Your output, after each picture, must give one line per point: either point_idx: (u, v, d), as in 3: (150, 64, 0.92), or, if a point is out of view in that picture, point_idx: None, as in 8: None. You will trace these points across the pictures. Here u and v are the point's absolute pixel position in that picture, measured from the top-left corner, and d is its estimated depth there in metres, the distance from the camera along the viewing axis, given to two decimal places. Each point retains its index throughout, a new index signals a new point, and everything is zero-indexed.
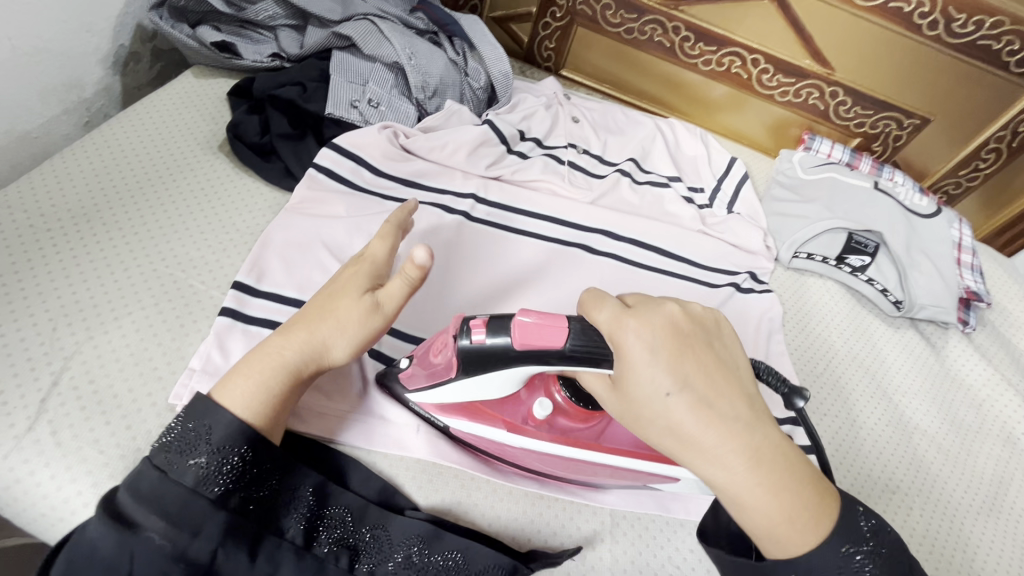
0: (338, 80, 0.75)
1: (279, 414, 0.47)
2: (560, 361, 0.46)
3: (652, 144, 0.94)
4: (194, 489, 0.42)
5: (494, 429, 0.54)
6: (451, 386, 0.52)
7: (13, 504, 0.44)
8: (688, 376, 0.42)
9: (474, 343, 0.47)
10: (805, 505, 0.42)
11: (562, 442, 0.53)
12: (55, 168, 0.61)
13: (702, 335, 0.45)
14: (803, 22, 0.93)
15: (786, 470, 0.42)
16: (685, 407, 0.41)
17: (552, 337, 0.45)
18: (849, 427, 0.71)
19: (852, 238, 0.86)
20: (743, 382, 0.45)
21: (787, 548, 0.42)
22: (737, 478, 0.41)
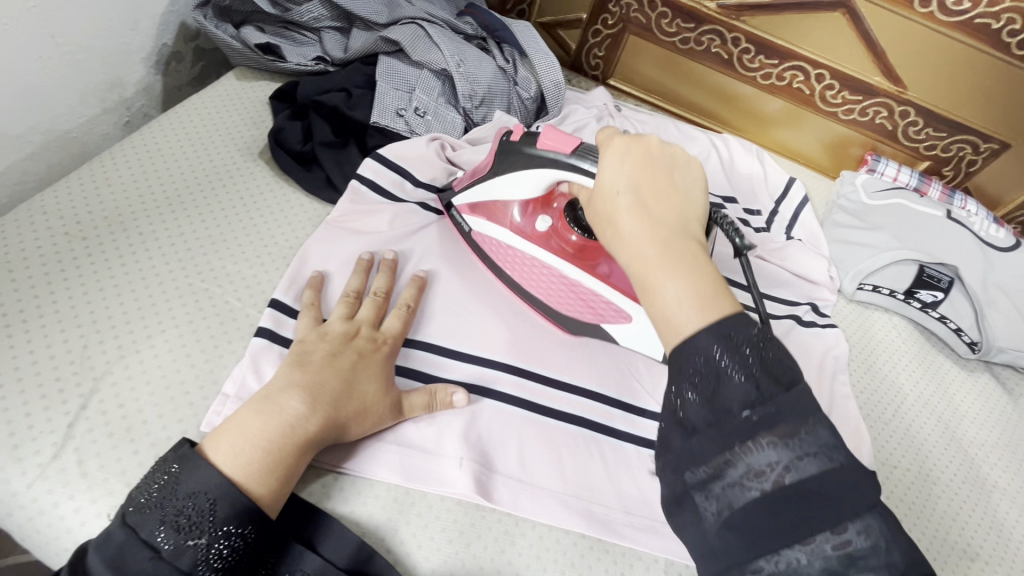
0: (386, 86, 0.72)
1: (284, 488, 0.43)
2: (562, 169, 0.54)
3: (705, 162, 0.89)
4: (189, 575, 0.39)
5: (501, 228, 0.64)
6: (480, 184, 0.63)
7: (35, 537, 0.42)
8: (642, 184, 0.46)
9: (510, 140, 0.59)
10: (708, 297, 0.40)
11: (551, 254, 0.62)
12: (94, 172, 0.59)
13: (672, 167, 0.48)
14: (875, 36, 0.87)
15: (703, 276, 0.42)
16: (623, 203, 0.45)
17: (561, 144, 0.54)
18: (921, 481, 0.65)
19: (924, 271, 0.80)
20: (693, 210, 0.46)
21: (681, 330, 0.40)
22: (647, 258, 0.42)
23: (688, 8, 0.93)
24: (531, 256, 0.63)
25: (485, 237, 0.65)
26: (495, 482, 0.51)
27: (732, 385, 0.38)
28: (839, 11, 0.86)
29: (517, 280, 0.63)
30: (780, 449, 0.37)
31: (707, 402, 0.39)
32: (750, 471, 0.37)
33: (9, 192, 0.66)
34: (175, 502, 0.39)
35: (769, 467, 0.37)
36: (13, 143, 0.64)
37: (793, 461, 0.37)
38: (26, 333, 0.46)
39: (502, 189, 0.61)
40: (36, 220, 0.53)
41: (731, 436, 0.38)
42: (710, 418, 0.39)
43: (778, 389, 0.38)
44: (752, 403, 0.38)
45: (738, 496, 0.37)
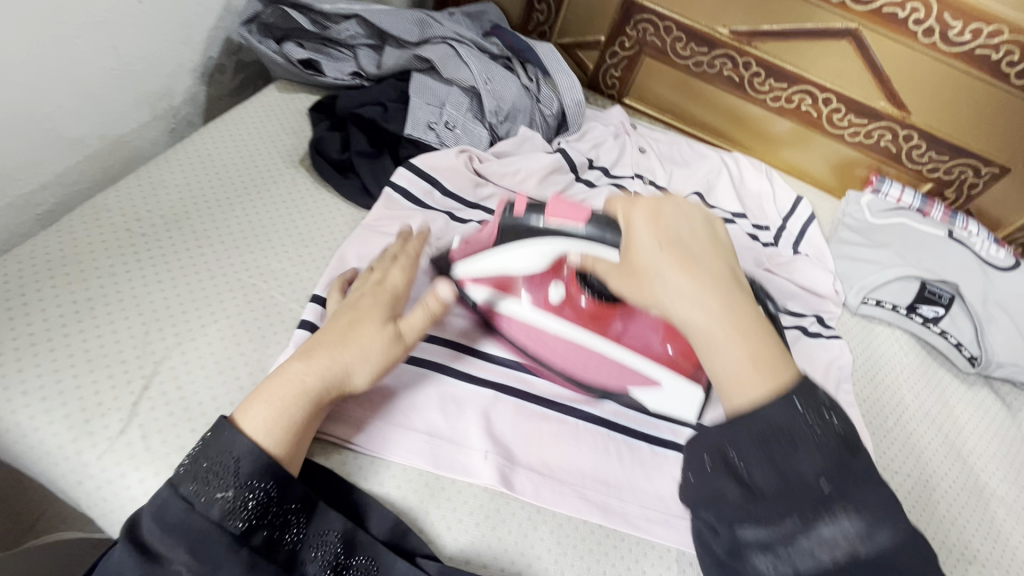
0: (418, 101, 0.77)
1: (299, 445, 0.47)
2: (579, 241, 0.54)
3: (717, 179, 0.93)
4: (219, 524, 0.42)
5: (509, 298, 0.60)
6: (485, 255, 0.59)
7: (101, 506, 0.45)
8: (681, 244, 0.46)
9: (515, 216, 0.58)
10: (769, 357, 0.44)
11: (566, 324, 0.59)
12: (150, 174, 0.64)
13: (697, 216, 0.49)
14: (880, 64, 0.91)
15: (759, 337, 0.44)
16: (671, 260, 0.45)
17: (574, 214, 0.55)
18: (920, 485, 0.68)
19: (926, 288, 0.83)
20: (729, 257, 0.49)
21: (751, 392, 0.42)
22: (712, 320, 0.44)
23: (702, 33, 0.98)
24: (545, 329, 0.60)
25: (492, 309, 0.61)
26: (516, 474, 0.55)
27: (805, 452, 0.40)
28: (845, 39, 0.91)
29: (533, 351, 0.61)
30: (856, 522, 0.39)
31: (779, 472, 0.40)
32: (821, 542, 0.38)
33: (66, 191, 0.71)
34: (203, 458, 0.43)
35: (842, 539, 0.38)
36: (74, 146, 0.69)
37: (868, 531, 0.38)
38: (93, 318, 0.51)
39: (509, 260, 0.58)
40: (101, 217, 0.58)
41: (804, 507, 0.39)
42: (779, 485, 0.40)
43: (847, 455, 0.41)
44: (829, 475, 0.40)
45: (804, 561, 0.39)
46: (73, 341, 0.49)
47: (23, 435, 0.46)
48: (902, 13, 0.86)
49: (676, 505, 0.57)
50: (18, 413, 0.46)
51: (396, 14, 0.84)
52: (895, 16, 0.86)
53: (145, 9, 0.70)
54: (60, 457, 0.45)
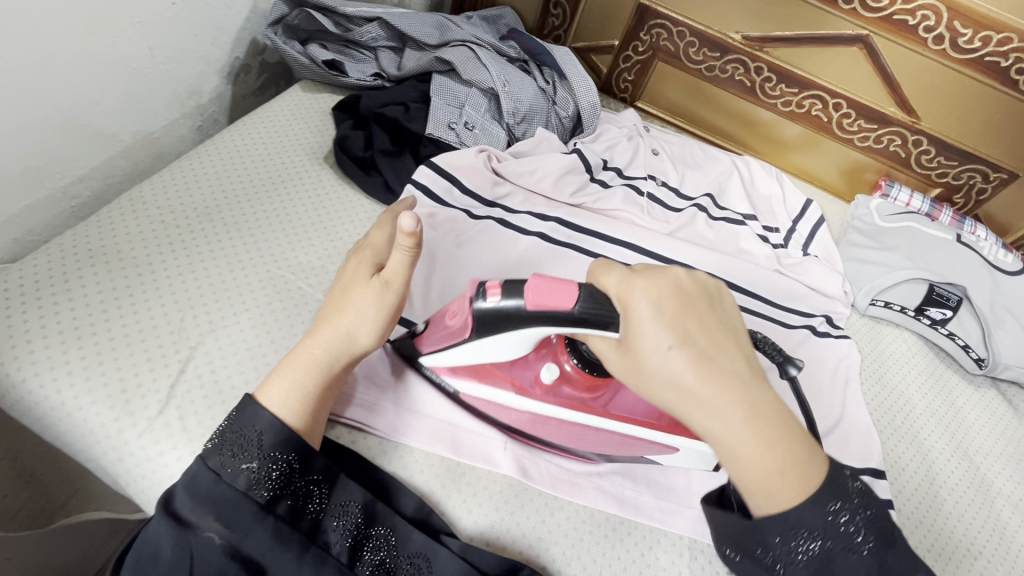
0: (439, 102, 0.79)
1: (318, 417, 0.49)
2: (571, 325, 0.48)
3: (728, 181, 0.94)
4: (246, 493, 0.44)
5: (495, 386, 0.56)
6: (462, 346, 0.53)
7: (140, 483, 0.48)
8: (688, 334, 0.44)
9: (487, 305, 0.49)
10: (796, 457, 0.43)
11: (563, 405, 0.55)
12: (183, 170, 0.66)
13: (705, 299, 0.47)
14: (890, 69, 0.93)
15: (782, 433, 0.43)
16: (687, 364, 0.43)
17: (561, 298, 0.47)
18: (927, 483, 0.69)
19: (934, 290, 0.84)
20: (742, 341, 0.48)
21: (777, 497, 0.43)
22: (734, 427, 0.43)
23: (714, 38, 1.00)
24: (544, 414, 0.56)
25: (482, 402, 0.57)
26: (539, 462, 0.58)
27: (845, 557, 0.43)
28: (856, 46, 0.92)
29: (531, 432, 0.57)
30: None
31: (816, 570, 0.43)
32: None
33: (99, 184, 0.73)
34: (230, 432, 0.45)
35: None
36: (108, 141, 0.72)
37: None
38: (132, 305, 0.53)
39: (487, 352, 0.54)
40: (138, 211, 0.60)
41: None
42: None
43: (884, 548, 0.44)
44: (867, 574, 0.43)
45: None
46: (113, 326, 0.51)
47: (67, 412, 0.48)
48: (913, 20, 0.87)
49: (689, 497, 0.58)
50: (62, 392, 0.48)
51: (417, 18, 0.86)
52: (905, 23, 0.88)
53: (178, 10, 0.72)
54: (103, 435, 0.47)
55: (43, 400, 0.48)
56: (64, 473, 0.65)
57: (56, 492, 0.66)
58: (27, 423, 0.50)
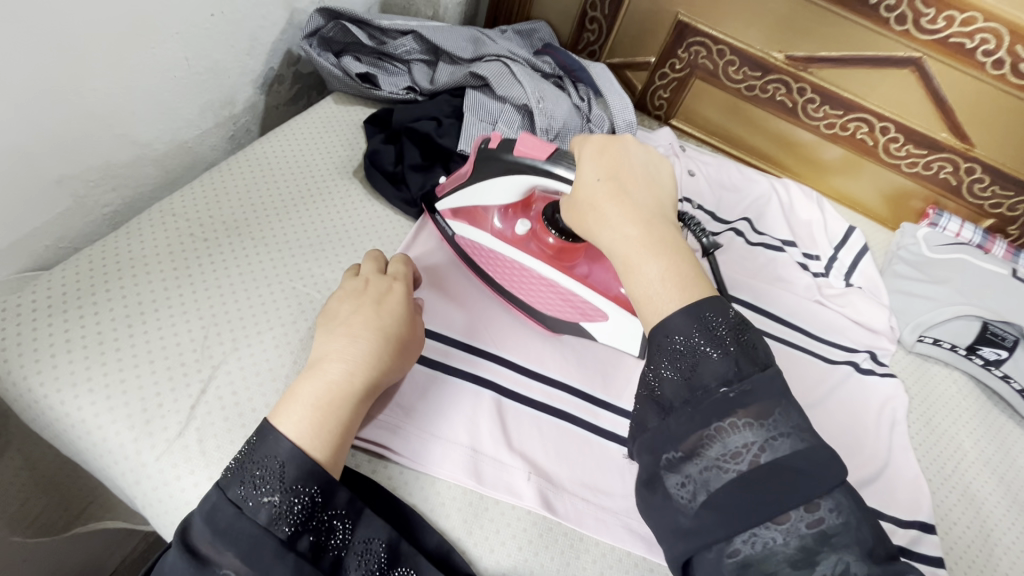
0: (472, 117, 0.77)
1: (340, 448, 0.46)
2: (536, 172, 0.57)
3: (766, 206, 0.91)
4: (266, 530, 0.42)
5: (481, 230, 0.67)
6: (465, 187, 0.66)
7: (157, 506, 0.46)
8: (616, 174, 0.52)
9: (489, 146, 0.62)
10: (682, 273, 0.46)
11: (531, 256, 0.66)
12: (214, 179, 0.66)
13: (642, 154, 0.54)
14: (944, 94, 0.88)
15: (676, 257, 0.47)
16: (603, 193, 0.50)
17: (539, 149, 0.58)
18: (981, 538, 0.65)
19: (988, 328, 0.79)
20: (664, 197, 0.52)
21: (661, 306, 0.45)
22: (631, 239, 0.48)
23: (756, 58, 0.96)
24: (512, 260, 0.66)
25: (466, 242, 0.68)
26: (562, 500, 0.54)
27: (706, 362, 0.43)
28: (908, 69, 0.88)
29: (495, 279, 0.67)
30: (755, 431, 0.40)
31: (684, 382, 0.43)
32: (727, 452, 0.40)
33: (130, 193, 0.73)
34: (247, 456, 0.43)
35: (745, 448, 0.40)
36: (142, 150, 0.72)
37: (769, 441, 0.39)
38: (156, 320, 0.52)
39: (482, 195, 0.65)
40: (166, 221, 0.60)
41: (707, 414, 0.41)
42: (685, 396, 0.43)
43: (751, 368, 0.42)
44: (727, 380, 0.42)
45: (715, 479, 0.40)
46: (137, 342, 0.51)
47: (86, 430, 0.47)
48: (970, 44, 0.83)
49: None
50: (83, 410, 0.47)
51: (452, 32, 0.85)
52: (962, 47, 0.84)
53: (216, 22, 0.72)
54: (122, 455, 0.46)
55: (63, 417, 0.47)
56: (80, 483, 0.64)
57: (70, 502, 0.65)
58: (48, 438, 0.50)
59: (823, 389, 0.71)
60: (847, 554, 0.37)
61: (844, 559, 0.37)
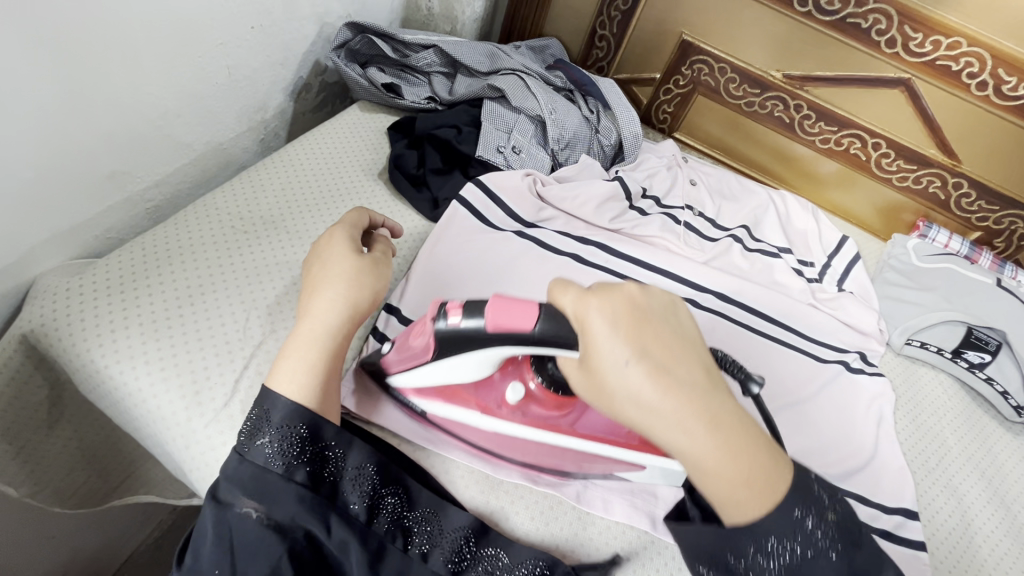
0: (490, 126, 0.83)
1: (324, 391, 0.50)
2: (533, 345, 0.46)
3: (764, 214, 0.96)
4: (265, 470, 0.47)
5: (466, 406, 0.57)
6: (425, 368, 0.54)
7: (205, 468, 0.51)
8: (646, 346, 0.40)
9: (448, 324, 0.49)
10: (761, 465, 0.41)
11: (529, 424, 0.56)
12: (250, 179, 0.71)
13: (654, 308, 0.43)
14: (932, 112, 0.94)
15: (747, 445, 0.40)
16: (648, 382, 0.38)
17: (521, 316, 0.46)
18: (962, 527, 0.69)
19: (972, 333, 0.84)
20: (702, 355, 0.43)
21: (744, 510, 0.41)
22: (701, 446, 0.39)
23: (755, 76, 1.02)
24: (512, 434, 0.56)
25: (449, 420, 0.58)
26: (567, 483, 0.59)
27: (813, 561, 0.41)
28: (897, 88, 0.94)
29: (494, 450, 0.58)
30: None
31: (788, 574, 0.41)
32: None
33: (171, 190, 0.79)
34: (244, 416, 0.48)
35: None
36: (184, 150, 0.77)
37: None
38: (203, 304, 0.57)
39: (453, 370, 0.54)
40: (209, 216, 0.65)
41: None
42: None
43: (848, 548, 0.42)
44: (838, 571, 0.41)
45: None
46: (186, 321, 0.56)
47: (142, 399, 0.52)
48: (955, 66, 0.89)
49: None
50: (140, 380, 0.52)
51: (471, 47, 0.91)
52: (948, 69, 0.90)
53: (256, 34, 0.78)
54: (174, 421, 0.52)
55: (121, 386, 0.53)
56: (121, 454, 0.68)
57: (112, 474, 0.69)
58: (105, 407, 0.55)
59: (815, 386, 0.75)
60: None
61: None
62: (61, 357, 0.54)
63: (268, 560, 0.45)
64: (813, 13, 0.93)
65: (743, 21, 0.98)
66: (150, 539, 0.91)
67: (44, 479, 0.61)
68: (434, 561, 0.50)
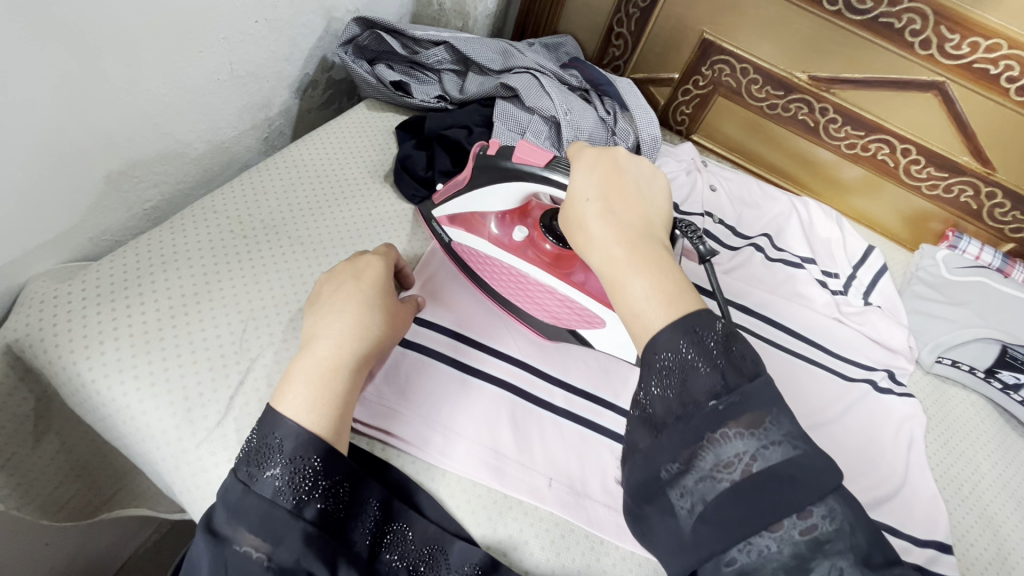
0: (502, 127, 0.80)
1: (341, 425, 0.47)
2: (538, 179, 0.57)
3: (787, 222, 0.91)
4: (272, 503, 0.43)
5: (480, 238, 0.68)
6: (459, 194, 0.67)
7: (195, 491, 0.48)
8: (606, 188, 0.51)
9: (486, 154, 0.62)
10: (673, 292, 0.45)
11: (527, 262, 0.66)
12: (252, 180, 0.68)
13: (635, 175, 0.53)
14: (967, 118, 0.89)
15: (661, 271, 0.46)
16: (593, 209, 0.50)
17: (536, 154, 0.57)
18: (998, 562, 0.64)
19: (1007, 351, 0.80)
20: (655, 215, 0.51)
21: (649, 323, 0.44)
22: (617, 261, 0.47)
23: (780, 77, 0.98)
24: (510, 267, 0.67)
25: (464, 249, 0.69)
26: (585, 507, 0.55)
27: (696, 375, 0.41)
28: (930, 92, 0.89)
29: (491, 283, 0.68)
30: (747, 438, 0.39)
31: (675, 400, 0.41)
32: (720, 462, 0.39)
33: (170, 190, 0.76)
34: (248, 442, 0.44)
35: (737, 457, 0.39)
36: (184, 149, 0.74)
37: (760, 449, 0.38)
38: (197, 314, 0.54)
39: (480, 202, 0.66)
40: (207, 218, 0.62)
41: (699, 429, 0.40)
42: (678, 413, 0.41)
43: (739, 378, 0.41)
44: (718, 394, 0.40)
45: (710, 490, 0.39)
46: (179, 330, 0.53)
47: (131, 415, 0.49)
48: (994, 70, 0.84)
49: None
50: (128, 396, 0.49)
51: (484, 44, 0.87)
52: (986, 72, 0.85)
53: (260, 28, 0.75)
54: (164, 441, 0.49)
55: (109, 402, 0.50)
56: (112, 466, 0.65)
57: (104, 485, 0.66)
58: (93, 422, 0.52)
59: (842, 406, 0.71)
60: (840, 560, 0.36)
61: (837, 565, 0.36)
62: (47, 369, 0.51)
63: None
64: (843, 11, 0.88)
65: (768, 20, 0.94)
66: (147, 545, 0.89)
67: (33, 491, 0.59)
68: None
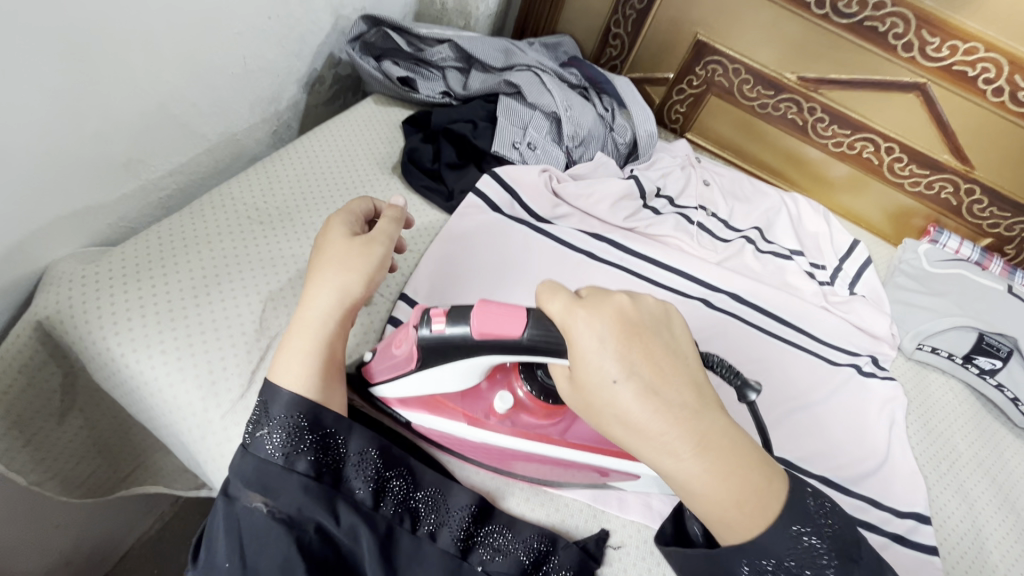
0: (506, 122, 0.83)
1: (329, 375, 0.51)
2: (519, 352, 0.47)
3: (776, 216, 0.95)
4: (266, 461, 0.47)
5: (452, 420, 0.56)
6: (412, 377, 0.53)
7: (221, 459, 0.51)
8: (636, 365, 0.42)
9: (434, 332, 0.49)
10: (752, 485, 0.42)
11: (519, 431, 0.55)
12: (266, 169, 0.71)
13: (651, 325, 0.44)
14: (947, 118, 0.94)
15: (739, 463, 0.42)
16: (636, 403, 0.41)
17: (507, 323, 0.47)
18: (973, 532, 0.69)
19: (984, 339, 0.84)
20: (691, 372, 0.44)
21: (734, 529, 0.42)
22: (694, 470, 0.41)
23: (770, 77, 1.02)
24: (499, 446, 0.56)
25: (437, 433, 0.57)
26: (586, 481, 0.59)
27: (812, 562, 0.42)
28: (912, 93, 0.94)
29: (481, 456, 0.57)
30: None
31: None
32: None
33: (185, 179, 0.79)
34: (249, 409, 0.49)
35: None
36: (198, 139, 0.77)
37: None
38: (220, 294, 0.57)
39: (442, 384, 0.54)
40: (225, 205, 0.65)
41: None
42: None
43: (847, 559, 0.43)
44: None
45: None
46: (202, 309, 0.55)
47: (158, 388, 0.52)
48: (972, 72, 0.89)
49: None
50: (156, 368, 0.52)
51: (486, 43, 0.90)
52: (965, 74, 0.89)
53: (272, 24, 0.78)
54: (190, 412, 0.52)
55: (137, 374, 0.52)
56: (130, 443, 0.67)
57: (120, 464, 0.69)
58: (120, 395, 0.55)
59: (828, 388, 0.75)
60: None
61: None
62: (76, 344, 0.54)
63: (277, 553, 0.45)
64: (830, 14, 0.93)
65: (759, 22, 0.98)
66: (150, 531, 0.91)
67: (55, 467, 0.61)
68: (443, 540, 0.51)
